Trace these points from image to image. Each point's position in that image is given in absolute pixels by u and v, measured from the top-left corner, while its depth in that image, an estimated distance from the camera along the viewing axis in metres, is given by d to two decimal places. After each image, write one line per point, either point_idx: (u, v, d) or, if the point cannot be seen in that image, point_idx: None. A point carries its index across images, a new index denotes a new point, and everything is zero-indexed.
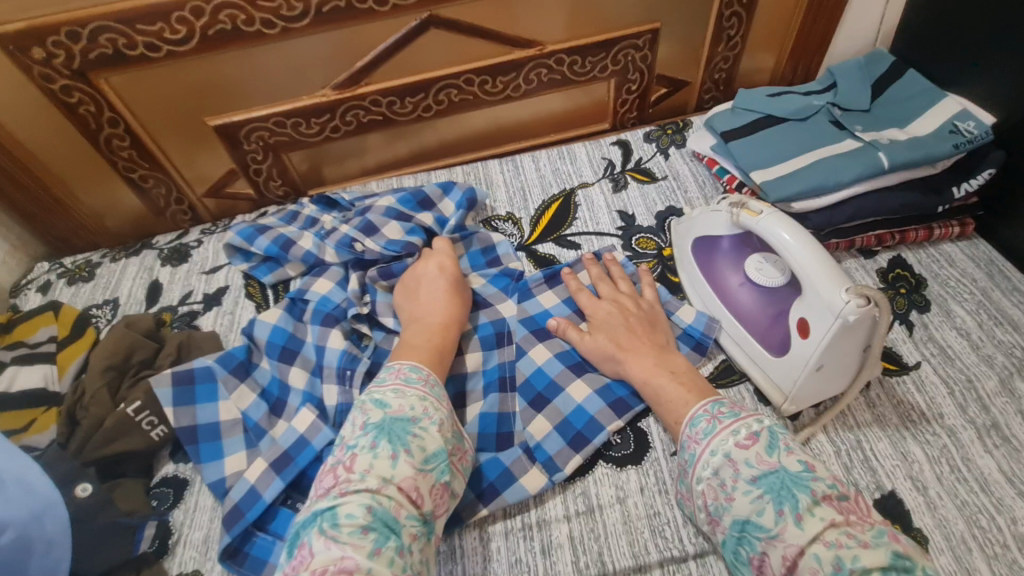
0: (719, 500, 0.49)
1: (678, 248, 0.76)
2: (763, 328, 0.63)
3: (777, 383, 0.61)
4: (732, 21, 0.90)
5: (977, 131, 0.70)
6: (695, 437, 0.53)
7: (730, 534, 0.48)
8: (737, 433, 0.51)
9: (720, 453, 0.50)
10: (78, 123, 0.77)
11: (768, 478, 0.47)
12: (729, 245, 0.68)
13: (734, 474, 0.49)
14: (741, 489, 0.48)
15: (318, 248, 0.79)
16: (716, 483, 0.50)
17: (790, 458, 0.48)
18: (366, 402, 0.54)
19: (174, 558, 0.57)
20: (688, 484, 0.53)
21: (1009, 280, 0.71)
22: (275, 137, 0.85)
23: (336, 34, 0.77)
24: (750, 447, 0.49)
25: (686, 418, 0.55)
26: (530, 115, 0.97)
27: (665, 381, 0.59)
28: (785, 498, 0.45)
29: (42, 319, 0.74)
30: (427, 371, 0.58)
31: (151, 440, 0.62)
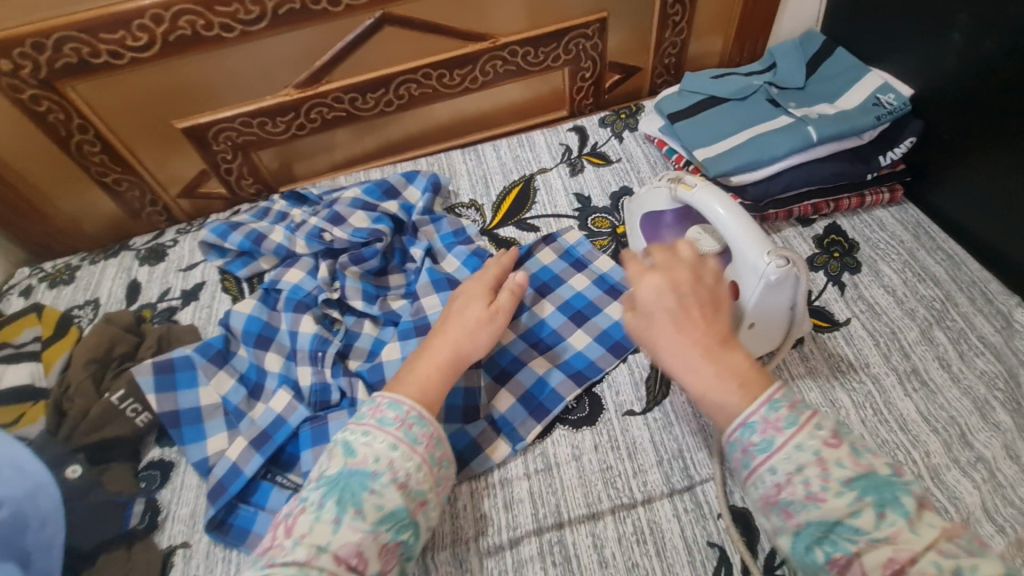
0: (800, 497, 0.39)
1: (629, 224, 0.81)
2: None
3: None
4: (676, 8, 0.95)
5: (896, 103, 0.75)
6: (773, 424, 0.42)
7: (809, 532, 0.39)
8: (822, 428, 0.42)
9: (808, 449, 0.40)
10: (48, 131, 0.80)
11: (863, 479, 0.39)
12: (673, 219, 0.73)
13: (823, 474, 0.39)
14: (834, 489, 0.39)
15: (290, 240, 0.82)
16: (798, 478, 0.40)
17: (882, 462, 0.41)
18: (334, 446, 0.51)
19: (164, 532, 0.62)
20: (752, 469, 0.42)
21: (933, 241, 0.77)
22: (242, 137, 0.89)
23: (293, 35, 0.81)
24: (838, 447, 0.41)
25: (762, 397, 0.44)
26: (490, 106, 1.01)
27: (736, 395, 0.44)
28: (888, 502, 0.38)
29: (26, 321, 0.79)
30: (407, 407, 0.53)
31: (137, 426, 0.66)
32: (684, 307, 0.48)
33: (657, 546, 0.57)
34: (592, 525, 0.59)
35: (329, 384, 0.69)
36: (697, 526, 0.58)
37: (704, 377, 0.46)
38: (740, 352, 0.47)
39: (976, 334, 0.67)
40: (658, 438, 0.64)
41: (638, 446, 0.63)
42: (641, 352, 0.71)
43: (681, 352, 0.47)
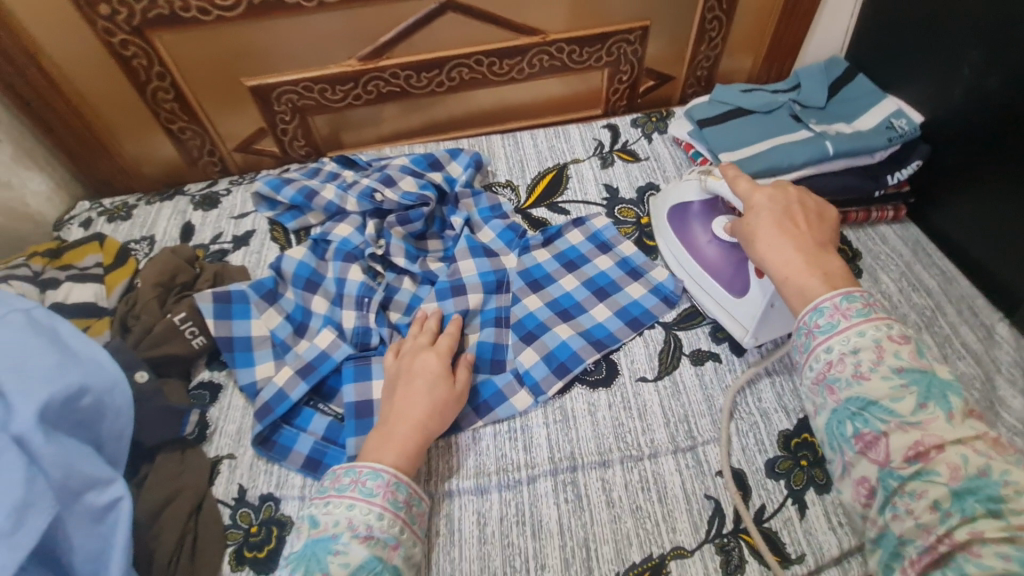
0: (848, 376, 0.49)
1: (655, 214, 0.87)
2: (728, 276, 0.74)
3: (740, 320, 0.73)
4: (714, 24, 1.03)
5: (908, 128, 0.83)
6: (842, 312, 0.52)
7: (846, 406, 0.48)
8: (891, 327, 0.50)
9: (869, 337, 0.49)
10: (130, 74, 0.87)
11: (915, 373, 0.47)
12: (700, 209, 0.79)
13: (877, 359, 0.48)
14: (882, 373, 0.47)
15: (341, 198, 0.88)
16: (850, 359, 0.49)
17: (941, 367, 0.48)
18: (300, 523, 0.55)
19: (212, 444, 0.68)
20: (810, 349, 0.52)
21: (929, 257, 0.84)
22: (302, 100, 0.95)
23: (347, 13, 0.87)
24: (901, 344, 0.49)
25: (840, 290, 0.53)
26: (531, 98, 1.09)
27: (818, 283, 0.54)
28: (933, 396, 0.45)
29: (89, 248, 0.84)
30: (358, 468, 0.57)
31: (192, 347, 0.72)
32: (789, 215, 0.61)
33: (659, 493, 0.63)
34: (602, 471, 0.65)
35: (370, 329, 0.75)
36: (697, 480, 0.64)
37: (793, 266, 0.57)
38: (830, 259, 0.57)
39: (960, 340, 0.75)
40: (666, 403, 0.70)
41: (648, 408, 0.70)
42: (656, 329, 0.77)
43: (777, 244, 0.59)
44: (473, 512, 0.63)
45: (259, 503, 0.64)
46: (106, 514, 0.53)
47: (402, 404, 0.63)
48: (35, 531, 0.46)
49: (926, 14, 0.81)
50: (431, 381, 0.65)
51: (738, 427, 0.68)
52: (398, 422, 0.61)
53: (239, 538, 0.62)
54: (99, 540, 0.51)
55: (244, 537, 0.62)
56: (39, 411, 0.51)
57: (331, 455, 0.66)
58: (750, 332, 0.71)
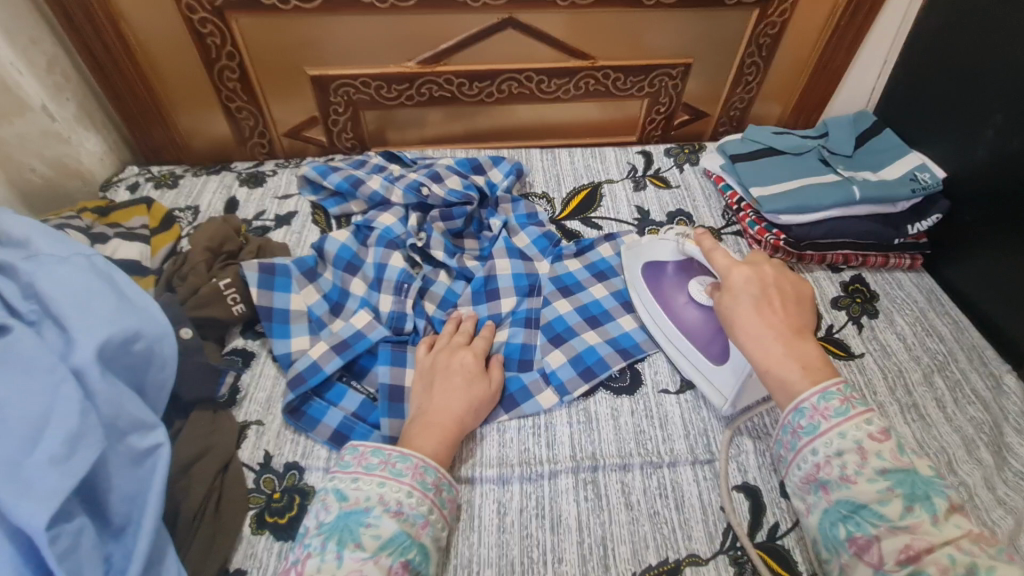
0: (836, 478, 0.51)
1: (628, 273, 0.84)
2: (707, 340, 0.72)
3: (719, 387, 0.71)
4: (752, 69, 1.09)
5: (931, 181, 0.87)
6: (822, 412, 0.54)
7: (836, 508, 0.51)
8: (870, 424, 0.52)
9: (851, 438, 0.52)
10: (202, 51, 0.92)
11: (898, 474, 0.49)
12: (674, 271, 0.77)
13: (861, 461, 0.50)
14: (867, 475, 0.50)
15: (386, 189, 0.91)
16: (835, 461, 0.52)
17: (919, 463, 0.51)
18: (327, 495, 0.55)
19: (241, 408, 0.70)
20: (797, 449, 0.54)
21: (943, 306, 0.88)
22: (358, 95, 1.00)
23: (413, 18, 0.92)
24: (882, 442, 0.51)
25: (815, 388, 0.55)
26: (571, 119, 1.13)
27: (798, 377, 0.56)
28: (917, 498, 0.48)
29: (137, 210, 0.87)
30: (388, 450, 0.58)
31: (232, 313, 0.74)
32: (767, 298, 0.61)
33: (676, 501, 0.65)
34: (622, 474, 0.67)
35: (405, 315, 0.77)
36: (713, 492, 0.66)
37: (773, 355, 0.57)
38: (810, 344, 0.58)
39: (971, 387, 0.77)
40: (687, 415, 0.72)
41: (669, 419, 0.72)
42: None
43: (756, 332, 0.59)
44: (493, 501, 0.64)
45: (283, 471, 0.65)
46: (145, 459, 0.53)
47: (441, 400, 0.66)
48: (86, 462, 0.47)
49: (953, 78, 0.87)
50: (468, 379, 0.68)
51: (755, 446, 0.69)
52: (436, 414, 0.64)
53: (261, 503, 0.62)
54: (137, 482, 0.52)
55: (267, 502, 0.62)
56: (98, 348, 0.53)
57: (358, 431, 0.68)
58: (728, 401, 0.69)
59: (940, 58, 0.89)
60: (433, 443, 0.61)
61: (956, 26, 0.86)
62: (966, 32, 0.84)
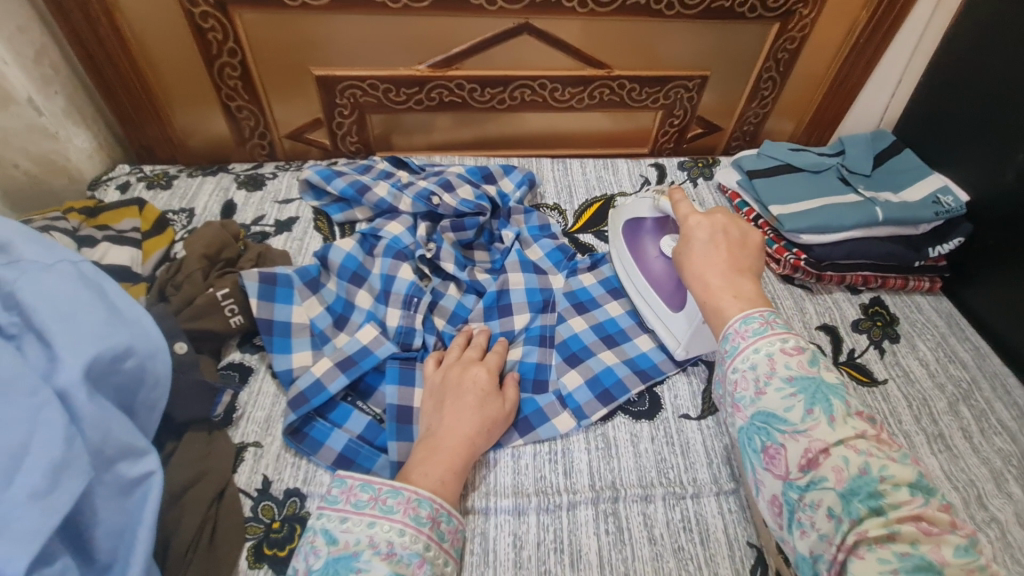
0: (748, 392, 0.50)
1: (612, 227, 0.85)
2: (668, 290, 0.74)
3: (674, 333, 0.74)
4: (768, 84, 1.07)
5: (954, 205, 0.86)
6: (741, 333, 0.52)
7: (751, 423, 0.49)
8: (786, 341, 0.51)
9: (763, 351, 0.50)
10: (202, 47, 0.87)
11: (804, 380, 0.48)
12: (653, 225, 0.78)
13: (770, 371, 0.49)
14: (775, 385, 0.48)
15: (394, 196, 0.87)
16: (750, 376, 0.50)
17: (829, 373, 0.49)
18: (316, 536, 0.52)
19: (238, 429, 0.65)
20: (721, 373, 0.53)
21: (963, 331, 0.86)
22: (365, 97, 0.96)
23: (426, 19, 0.89)
24: (793, 355, 0.49)
25: (739, 314, 0.54)
26: (582, 128, 1.10)
27: (729, 305, 0.55)
28: (818, 401, 0.46)
29: (127, 212, 0.81)
30: (378, 484, 0.54)
31: (229, 325, 0.70)
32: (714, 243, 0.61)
33: (701, 535, 0.61)
34: (644, 505, 0.63)
35: (414, 330, 0.73)
36: (740, 526, 0.62)
37: (711, 289, 0.57)
38: (745, 283, 0.57)
39: (996, 416, 0.75)
40: (709, 442, 0.69)
41: (691, 446, 0.68)
42: (699, 366, 0.76)
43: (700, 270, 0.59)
44: (509, 533, 0.60)
45: (283, 498, 0.60)
46: (135, 489, 0.49)
47: (451, 421, 0.61)
48: (70, 496, 0.42)
49: (980, 101, 0.85)
50: (481, 398, 0.64)
51: None
52: (446, 437, 0.60)
53: (259, 533, 0.58)
54: (125, 515, 0.47)
55: (265, 532, 0.58)
56: (85, 367, 0.48)
57: (364, 456, 0.63)
58: (682, 347, 0.72)
59: (966, 79, 0.87)
60: (442, 471, 0.57)
61: (987, 47, 0.84)
62: (996, 54, 0.82)
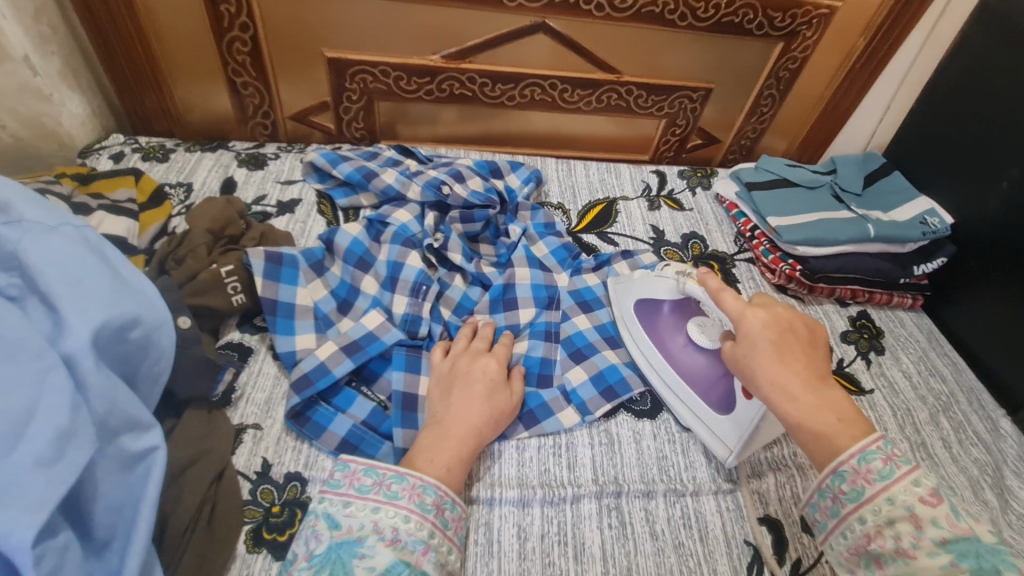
0: (890, 550, 0.47)
1: (620, 310, 0.78)
2: (707, 386, 0.68)
3: (722, 438, 0.66)
4: (768, 101, 1.10)
5: (940, 226, 0.91)
6: (864, 475, 0.50)
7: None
8: (919, 485, 0.48)
9: (900, 504, 0.48)
10: (214, 19, 0.85)
11: (959, 543, 0.45)
12: (671, 311, 0.72)
13: (915, 531, 0.46)
14: (926, 548, 0.45)
15: (402, 184, 0.86)
16: (888, 531, 0.48)
17: (982, 528, 0.46)
18: (317, 520, 0.50)
19: (237, 410, 0.63)
20: (843, 517, 0.51)
21: (942, 346, 0.91)
22: (375, 83, 0.95)
23: (445, 10, 0.89)
24: (936, 506, 0.47)
25: (855, 448, 0.51)
26: (586, 132, 1.11)
27: (835, 428, 0.53)
28: (985, 570, 0.43)
29: (122, 181, 0.78)
30: (383, 469, 0.52)
31: (231, 304, 0.68)
32: (777, 334, 0.58)
33: (700, 531, 0.62)
34: (646, 502, 0.64)
35: (421, 318, 0.72)
36: (737, 524, 0.64)
37: (804, 405, 0.54)
38: (832, 391, 0.55)
39: (972, 428, 0.79)
40: None
41: (691, 446, 0.69)
42: None
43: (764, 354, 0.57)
44: (513, 525, 0.60)
45: (283, 482, 0.59)
46: (138, 463, 0.47)
47: (460, 411, 0.61)
48: (76, 466, 0.40)
49: (971, 129, 0.90)
50: (490, 388, 0.64)
51: (776, 477, 0.67)
52: (454, 426, 0.60)
53: (258, 517, 0.56)
54: (127, 490, 0.45)
55: (264, 516, 0.56)
56: (93, 333, 0.46)
57: (368, 443, 0.62)
58: (734, 453, 0.65)
59: (955, 108, 0.92)
60: (451, 458, 0.57)
61: (976, 79, 0.89)
62: (987, 86, 0.87)
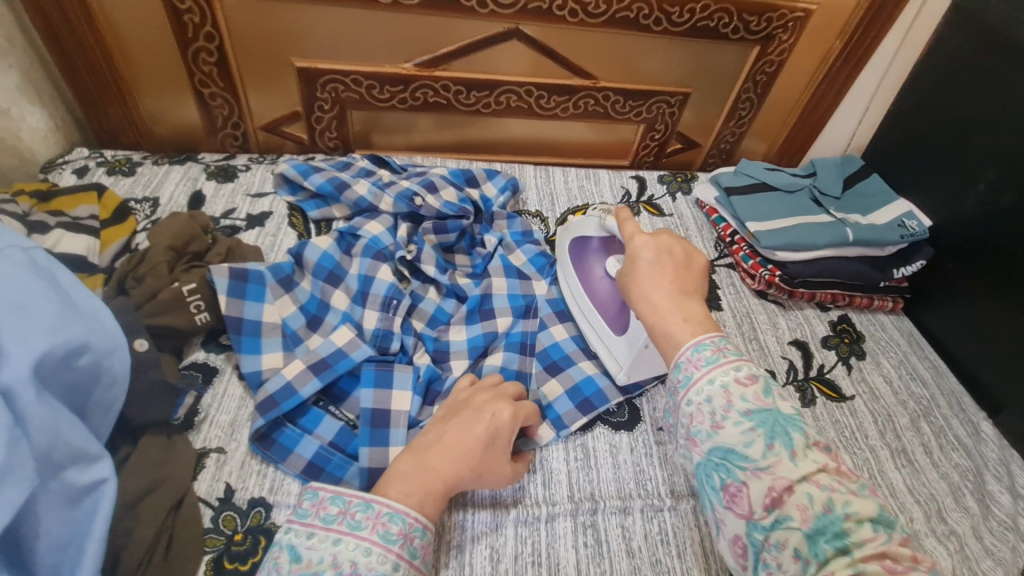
0: (705, 426, 0.47)
1: (557, 243, 0.82)
2: (613, 312, 0.72)
3: (617, 357, 0.71)
4: (746, 104, 1.10)
5: (918, 229, 0.90)
6: (694, 363, 0.50)
7: (709, 458, 0.46)
8: (739, 370, 0.49)
9: (718, 383, 0.48)
10: (178, 29, 0.83)
11: (762, 413, 0.46)
12: (598, 244, 0.75)
13: (727, 404, 0.47)
14: (733, 419, 0.46)
15: (375, 195, 0.84)
16: (706, 408, 0.48)
17: (784, 403, 0.48)
18: (280, 551, 0.46)
19: (199, 434, 0.61)
20: (675, 404, 0.50)
21: (923, 350, 0.90)
22: (346, 93, 0.93)
23: (416, 18, 0.87)
24: (748, 386, 0.48)
25: (690, 341, 0.52)
26: (564, 137, 1.10)
27: (679, 328, 0.53)
28: (778, 435, 0.45)
29: (85, 198, 0.76)
30: (348, 496, 0.49)
31: (194, 323, 0.66)
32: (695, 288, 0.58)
33: (678, 547, 0.61)
34: (623, 518, 0.63)
35: (392, 333, 0.71)
36: (716, 539, 0.62)
37: (656, 309, 0.56)
38: (693, 304, 0.56)
39: (953, 433, 0.79)
40: None
41: (669, 458, 0.68)
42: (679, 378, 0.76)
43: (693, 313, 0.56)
44: (486, 547, 0.58)
45: (247, 508, 0.57)
46: (84, 497, 0.45)
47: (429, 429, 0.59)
48: (10, 505, 0.38)
49: (947, 131, 0.90)
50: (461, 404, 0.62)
51: None
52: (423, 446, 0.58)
53: (219, 546, 0.54)
54: (72, 527, 0.43)
55: (225, 545, 0.54)
56: (36, 363, 0.44)
57: (335, 465, 0.61)
58: (624, 371, 0.70)
59: (930, 112, 0.92)
60: None
61: (950, 83, 0.89)
62: (962, 88, 0.87)
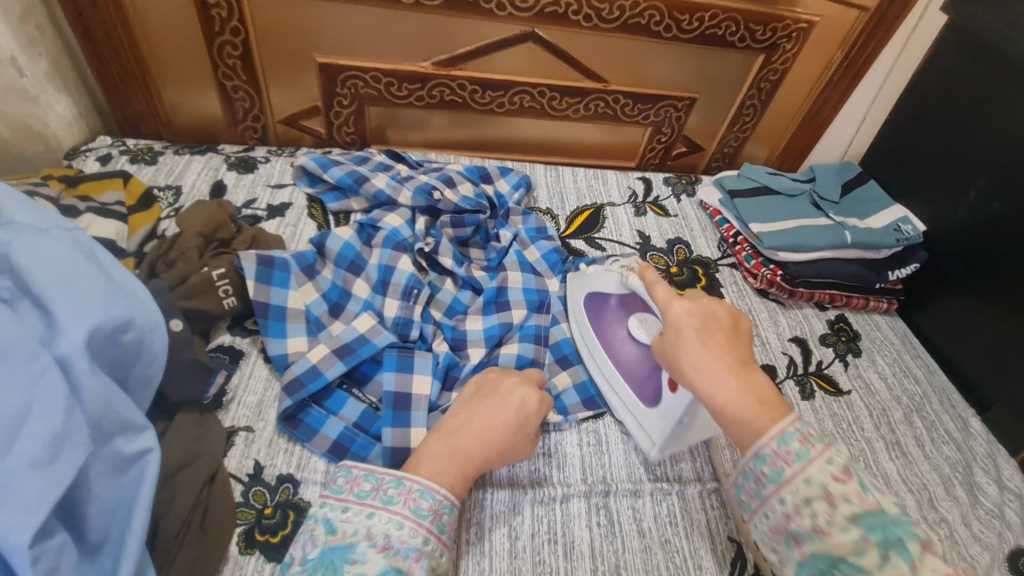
0: (807, 530, 0.44)
1: (574, 300, 0.80)
2: (639, 379, 0.69)
3: (648, 431, 0.68)
4: (750, 110, 1.14)
5: (912, 233, 0.94)
6: (783, 457, 0.46)
7: (813, 564, 0.43)
8: (833, 463, 0.45)
9: (816, 483, 0.44)
10: (205, 23, 0.86)
11: (870, 517, 0.42)
12: (616, 303, 0.74)
13: (830, 508, 0.43)
14: (839, 525, 0.42)
15: (394, 189, 0.87)
16: (805, 510, 0.44)
17: (889, 501, 0.44)
18: (317, 522, 0.49)
19: (228, 413, 0.63)
20: (762, 499, 0.46)
21: (916, 349, 0.94)
22: (366, 89, 0.96)
23: (436, 19, 0.90)
24: (846, 482, 0.44)
25: (773, 429, 0.47)
26: (574, 138, 1.13)
27: (752, 411, 0.49)
28: (892, 544, 0.41)
29: (111, 184, 0.77)
30: (378, 473, 0.51)
31: (222, 307, 0.68)
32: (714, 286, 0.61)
33: (686, 528, 0.64)
34: (633, 500, 0.66)
35: (412, 321, 0.73)
36: (721, 521, 0.65)
37: (726, 391, 0.50)
38: (757, 376, 0.52)
39: (943, 427, 0.83)
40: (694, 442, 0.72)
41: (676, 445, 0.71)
42: None
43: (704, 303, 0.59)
44: (504, 524, 0.61)
45: (275, 484, 0.59)
46: (131, 465, 0.47)
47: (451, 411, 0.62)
48: (71, 467, 0.41)
49: (941, 141, 0.94)
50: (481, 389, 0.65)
51: None
52: None
53: (250, 519, 0.56)
54: (119, 492, 0.45)
55: (256, 518, 0.56)
56: (87, 336, 0.46)
57: (360, 445, 0.63)
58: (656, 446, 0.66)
59: (925, 122, 0.97)
60: None
61: (944, 94, 0.93)
62: (956, 99, 0.91)
